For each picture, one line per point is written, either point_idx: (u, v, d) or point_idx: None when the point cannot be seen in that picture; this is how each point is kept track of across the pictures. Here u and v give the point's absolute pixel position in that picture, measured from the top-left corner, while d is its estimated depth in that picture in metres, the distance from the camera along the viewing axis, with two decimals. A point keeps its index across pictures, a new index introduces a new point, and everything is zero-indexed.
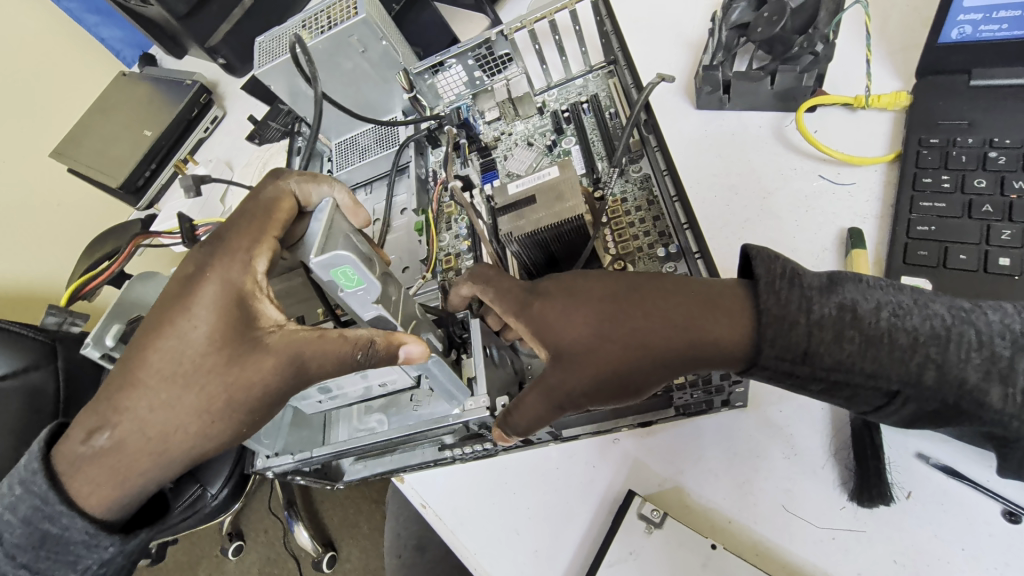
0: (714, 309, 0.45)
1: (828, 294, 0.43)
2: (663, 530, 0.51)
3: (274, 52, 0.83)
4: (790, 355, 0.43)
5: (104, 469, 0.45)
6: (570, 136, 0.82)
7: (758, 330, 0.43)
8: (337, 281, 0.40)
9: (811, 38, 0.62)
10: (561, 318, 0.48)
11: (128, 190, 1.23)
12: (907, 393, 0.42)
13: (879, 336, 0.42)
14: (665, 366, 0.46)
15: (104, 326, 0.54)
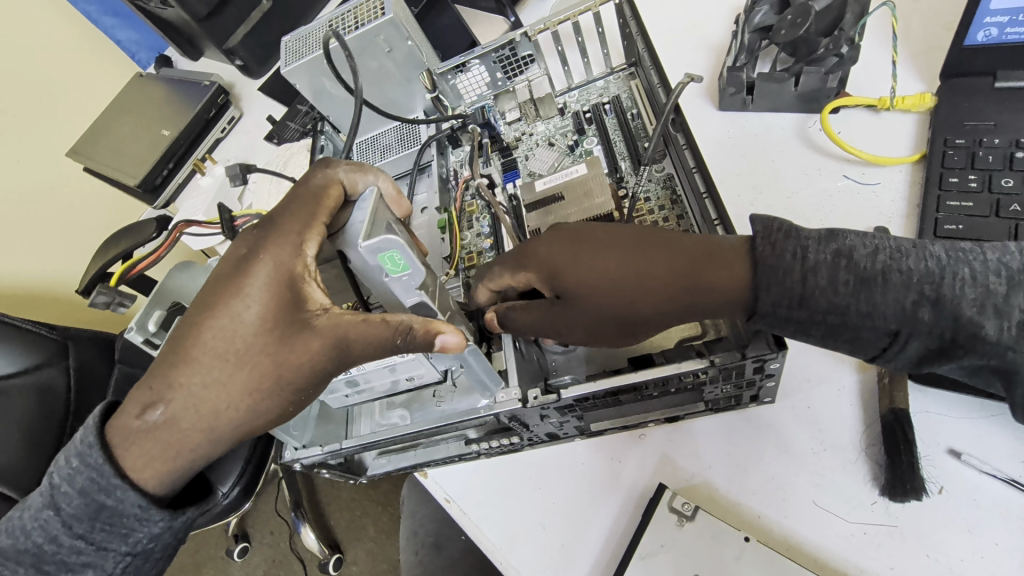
0: (716, 261, 0.44)
1: (826, 242, 0.42)
2: (695, 523, 0.51)
3: (301, 50, 0.84)
4: (788, 301, 0.42)
5: (159, 443, 0.46)
6: (592, 137, 0.83)
7: (758, 270, 0.43)
8: (383, 266, 0.42)
9: (836, 39, 0.64)
10: (572, 263, 0.47)
11: (145, 188, 1.24)
12: (908, 331, 0.41)
13: (872, 276, 0.40)
14: (668, 309, 0.46)
15: (147, 311, 0.57)
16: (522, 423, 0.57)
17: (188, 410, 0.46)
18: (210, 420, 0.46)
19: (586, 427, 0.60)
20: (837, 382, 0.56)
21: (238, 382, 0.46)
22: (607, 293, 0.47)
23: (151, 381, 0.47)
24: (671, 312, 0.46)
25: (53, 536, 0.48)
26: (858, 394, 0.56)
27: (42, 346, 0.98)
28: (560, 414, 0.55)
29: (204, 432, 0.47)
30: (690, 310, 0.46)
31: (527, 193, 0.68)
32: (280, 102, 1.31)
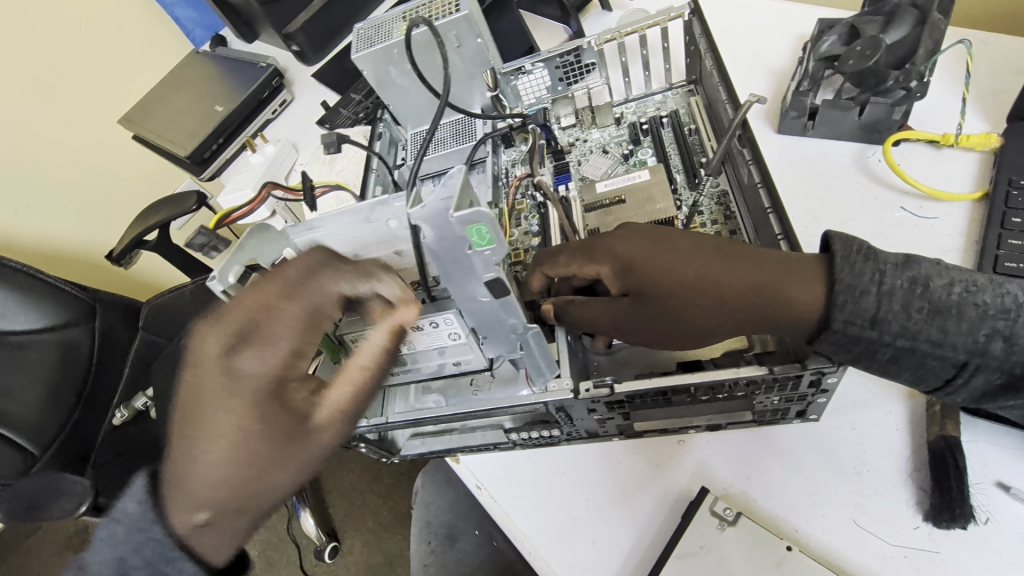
0: (793, 276, 0.43)
1: (903, 268, 0.41)
2: (737, 528, 0.51)
3: (374, 38, 0.86)
4: (860, 320, 0.41)
5: (208, 542, 0.38)
6: (647, 148, 0.84)
7: (836, 289, 0.42)
8: (470, 237, 0.46)
9: (907, 73, 0.65)
10: (646, 261, 0.47)
11: (194, 159, 1.28)
12: (976, 363, 0.40)
13: (946, 307, 0.40)
14: (740, 320, 0.45)
15: (230, 261, 0.54)
16: (568, 414, 0.58)
17: (218, 502, 0.37)
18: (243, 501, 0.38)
19: (629, 426, 0.61)
20: (883, 407, 0.57)
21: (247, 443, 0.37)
22: (678, 300, 0.46)
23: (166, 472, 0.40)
24: (738, 326, 0.46)
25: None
26: (905, 419, 0.56)
27: (68, 306, 1.18)
28: (607, 408, 0.56)
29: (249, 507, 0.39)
30: (757, 327, 0.45)
31: (589, 193, 0.77)
32: (332, 89, 1.34)
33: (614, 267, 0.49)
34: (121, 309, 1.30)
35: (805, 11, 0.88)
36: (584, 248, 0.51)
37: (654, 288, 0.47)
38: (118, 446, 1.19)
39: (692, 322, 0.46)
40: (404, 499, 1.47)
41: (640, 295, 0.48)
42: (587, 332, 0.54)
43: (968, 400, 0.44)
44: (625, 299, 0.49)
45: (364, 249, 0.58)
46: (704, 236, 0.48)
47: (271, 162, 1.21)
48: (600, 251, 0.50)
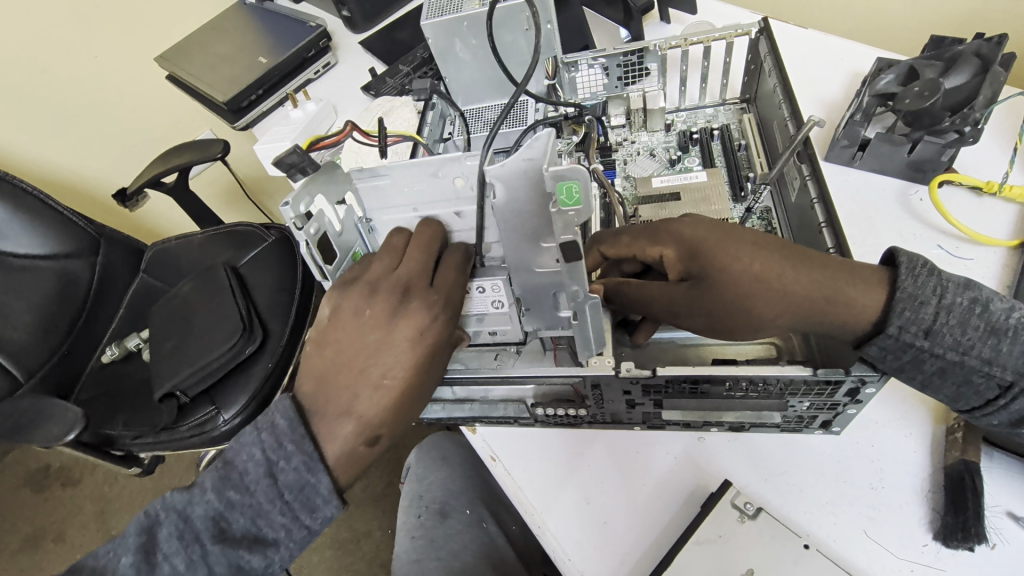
0: (853, 279, 0.46)
1: (964, 288, 0.43)
2: (756, 522, 0.52)
3: (446, 8, 0.87)
4: (915, 329, 0.43)
5: (355, 450, 0.55)
6: (694, 156, 0.86)
7: (896, 297, 0.44)
8: (558, 194, 0.47)
9: (964, 117, 0.67)
10: (716, 249, 0.49)
11: (231, 106, 1.29)
12: (1021, 387, 0.42)
13: (1003, 329, 0.42)
14: (797, 315, 0.47)
15: (304, 190, 0.53)
16: (602, 394, 0.59)
17: (371, 422, 0.54)
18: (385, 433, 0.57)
19: (657, 416, 0.61)
20: (906, 430, 0.58)
21: (411, 397, 0.55)
22: (742, 289, 0.48)
23: (322, 402, 0.55)
24: (793, 320, 0.47)
25: (244, 487, 0.52)
26: (925, 442, 0.57)
27: (78, 238, 1.26)
28: (641, 393, 0.57)
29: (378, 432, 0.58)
30: (811, 326, 0.47)
31: (643, 187, 0.79)
32: (375, 58, 1.36)
33: (678, 251, 0.51)
34: (124, 250, 1.36)
35: (855, 51, 0.92)
36: (653, 233, 0.53)
37: (719, 274, 0.48)
38: (107, 380, 1.26)
39: (750, 312, 0.48)
40: (381, 478, 1.43)
41: (700, 280, 0.49)
42: (638, 313, 0.56)
43: (1004, 423, 0.45)
44: (684, 283, 0.51)
45: (426, 205, 0.59)
46: (767, 236, 0.50)
47: (313, 118, 1.21)
48: (669, 234, 0.52)
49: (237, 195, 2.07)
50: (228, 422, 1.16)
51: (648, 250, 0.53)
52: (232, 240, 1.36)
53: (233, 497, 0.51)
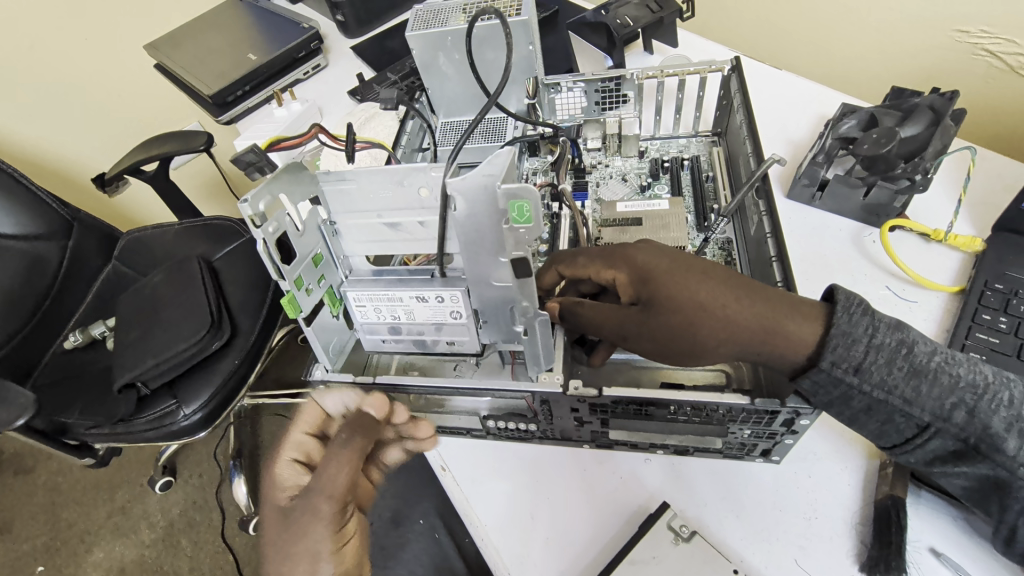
0: (794, 312, 0.47)
1: (893, 329, 0.46)
2: (690, 544, 0.53)
3: (433, 21, 0.89)
4: (844, 364, 0.45)
5: None
6: (664, 185, 0.88)
7: (831, 333, 0.46)
8: (510, 211, 0.50)
9: (916, 165, 0.71)
10: (666, 277, 0.50)
11: (216, 100, 1.29)
12: (937, 427, 0.44)
13: (924, 370, 0.44)
14: (738, 345, 0.49)
15: (265, 189, 0.54)
16: (550, 411, 0.60)
17: None
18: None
19: (605, 435, 0.63)
20: (842, 463, 0.60)
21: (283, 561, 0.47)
22: (688, 316, 0.49)
23: None
24: (733, 349, 0.49)
25: None
26: (859, 477, 0.59)
27: (49, 220, 1.26)
28: (589, 411, 0.59)
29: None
30: (750, 357, 0.49)
31: (609, 211, 0.81)
32: (365, 64, 1.37)
33: (630, 275, 0.53)
34: (98, 236, 1.37)
35: (822, 95, 0.96)
36: (608, 257, 0.54)
37: (667, 300, 0.50)
38: (68, 366, 1.26)
39: (693, 340, 0.50)
40: None
41: (650, 305, 0.51)
42: (591, 334, 0.57)
43: (920, 462, 0.47)
44: (635, 308, 0.53)
45: (389, 211, 0.60)
46: (718, 266, 0.52)
47: (296, 119, 1.22)
48: (622, 259, 0.53)
49: (220, 189, 2.06)
50: (189, 417, 1.17)
51: (603, 272, 0.55)
52: (209, 234, 1.38)
53: None
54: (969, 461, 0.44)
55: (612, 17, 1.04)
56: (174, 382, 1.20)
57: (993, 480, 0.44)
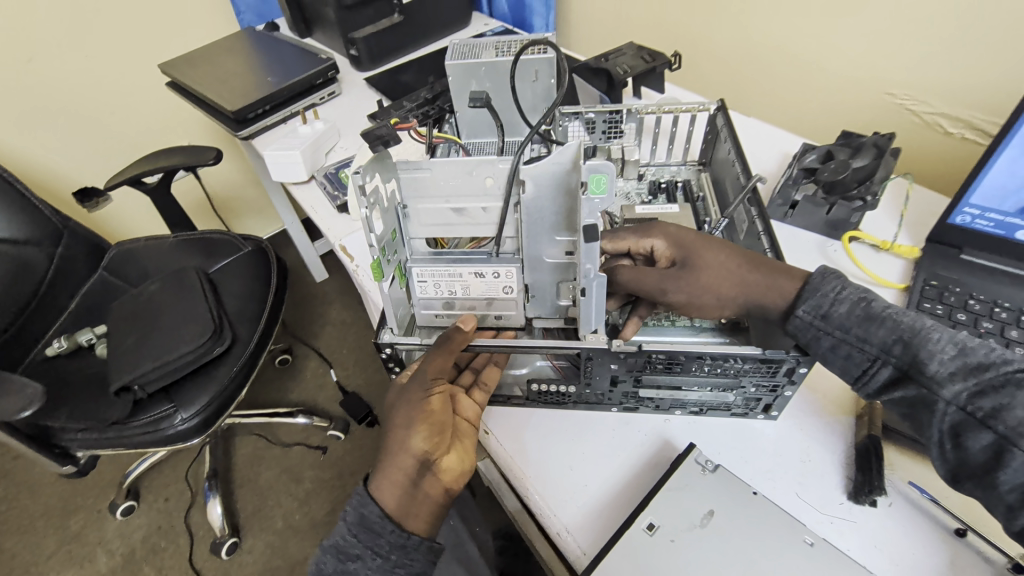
0: (786, 272, 0.65)
1: (858, 290, 0.61)
2: (715, 474, 0.64)
3: (467, 54, 1.03)
4: (815, 312, 0.60)
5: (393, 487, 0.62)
6: (662, 202, 1.02)
7: (809, 284, 0.63)
8: (590, 183, 0.57)
9: (866, 188, 0.89)
10: (700, 243, 0.69)
11: (238, 116, 1.38)
12: (883, 358, 0.57)
13: (874, 316, 0.58)
14: (744, 293, 0.65)
15: (368, 166, 0.62)
16: (592, 370, 0.69)
17: None
18: (390, 462, 0.62)
19: (634, 396, 0.73)
20: (828, 417, 0.73)
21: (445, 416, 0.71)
22: (711, 270, 0.66)
23: None
24: (739, 299, 0.66)
25: (337, 547, 0.60)
26: (843, 427, 0.72)
27: (44, 229, 1.47)
28: (625, 374, 0.69)
29: (405, 469, 0.62)
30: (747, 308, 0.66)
31: (628, 213, 0.92)
32: (380, 94, 1.51)
33: (668, 242, 0.70)
34: (86, 247, 1.58)
35: (783, 137, 1.16)
36: (646, 231, 0.72)
37: (698, 259, 0.67)
38: (52, 370, 1.39)
39: (708, 290, 0.66)
40: None
41: (683, 262, 0.68)
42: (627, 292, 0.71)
43: (874, 394, 0.59)
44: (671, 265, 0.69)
45: (457, 197, 0.70)
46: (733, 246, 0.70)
47: (318, 137, 1.28)
48: (658, 232, 0.71)
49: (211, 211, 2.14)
50: (184, 422, 1.30)
51: (641, 243, 0.73)
52: (203, 248, 1.63)
53: (340, 550, 0.59)
54: (906, 386, 0.55)
55: (613, 64, 1.23)
56: (168, 387, 1.34)
57: (924, 404, 0.54)
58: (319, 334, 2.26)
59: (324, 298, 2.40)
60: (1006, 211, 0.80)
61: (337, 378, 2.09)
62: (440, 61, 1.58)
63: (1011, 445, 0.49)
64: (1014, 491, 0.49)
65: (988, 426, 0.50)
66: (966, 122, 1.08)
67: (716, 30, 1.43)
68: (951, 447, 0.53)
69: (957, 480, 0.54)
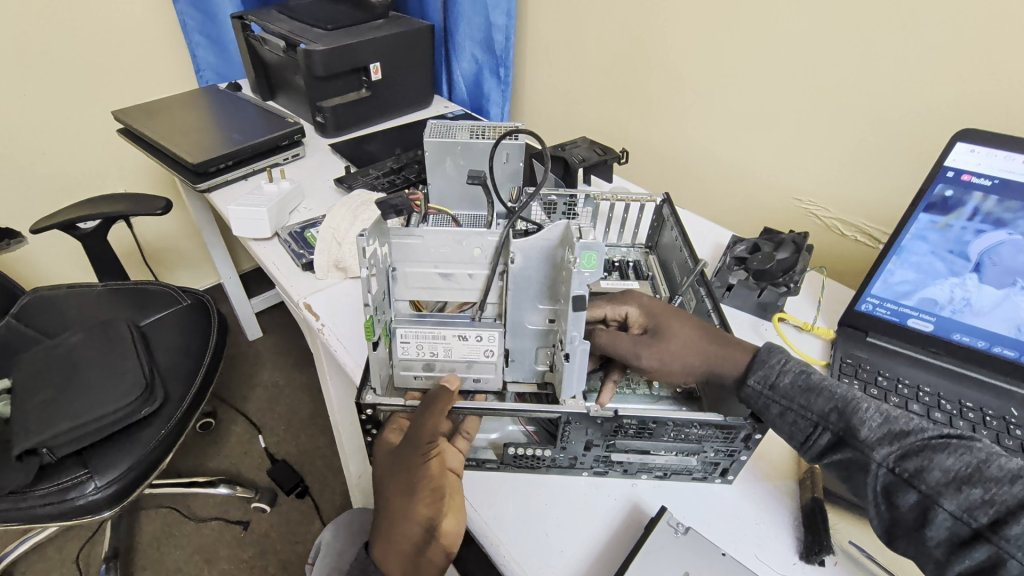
0: (739, 346, 0.74)
1: (799, 363, 0.70)
2: (686, 535, 0.68)
3: (444, 133, 1.11)
4: (763, 382, 0.69)
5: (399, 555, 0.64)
6: (614, 278, 1.13)
7: (758, 356, 0.71)
8: (582, 259, 0.63)
9: (789, 278, 1.03)
10: (669, 316, 0.79)
11: (197, 167, 1.37)
12: (822, 424, 0.64)
13: (812, 386, 0.66)
14: (703, 362, 0.74)
15: (370, 232, 0.66)
16: (568, 433, 0.73)
17: None
18: (396, 532, 0.64)
19: (605, 460, 0.77)
20: (776, 482, 0.80)
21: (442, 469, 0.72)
22: (677, 338, 0.76)
23: None
24: (701, 366, 0.74)
25: None
26: (790, 491, 0.79)
27: None
28: (599, 439, 0.74)
29: (411, 539, 0.64)
30: (702, 376, 0.74)
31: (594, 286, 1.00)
32: (345, 160, 1.56)
33: (642, 312, 0.81)
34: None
35: (714, 229, 1.33)
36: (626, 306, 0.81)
37: (666, 328, 0.77)
38: None
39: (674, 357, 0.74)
40: None
41: (653, 330, 0.78)
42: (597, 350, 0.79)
43: (815, 457, 0.66)
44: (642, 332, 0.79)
45: (446, 263, 0.75)
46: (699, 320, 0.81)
47: (284, 197, 1.29)
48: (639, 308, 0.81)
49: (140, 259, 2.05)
50: (97, 491, 1.17)
51: (617, 310, 0.82)
52: (137, 300, 1.55)
53: None
54: (844, 451, 0.63)
55: (569, 154, 1.36)
56: (84, 451, 1.21)
57: (859, 467, 0.61)
58: (247, 397, 2.13)
59: (257, 358, 2.28)
60: (897, 308, 0.97)
61: (266, 445, 1.96)
62: (405, 135, 1.67)
63: (934, 503, 0.56)
64: (941, 545, 0.56)
65: (913, 486, 0.58)
66: (856, 227, 1.29)
67: (650, 134, 1.64)
68: (885, 506, 0.61)
69: (892, 537, 0.61)
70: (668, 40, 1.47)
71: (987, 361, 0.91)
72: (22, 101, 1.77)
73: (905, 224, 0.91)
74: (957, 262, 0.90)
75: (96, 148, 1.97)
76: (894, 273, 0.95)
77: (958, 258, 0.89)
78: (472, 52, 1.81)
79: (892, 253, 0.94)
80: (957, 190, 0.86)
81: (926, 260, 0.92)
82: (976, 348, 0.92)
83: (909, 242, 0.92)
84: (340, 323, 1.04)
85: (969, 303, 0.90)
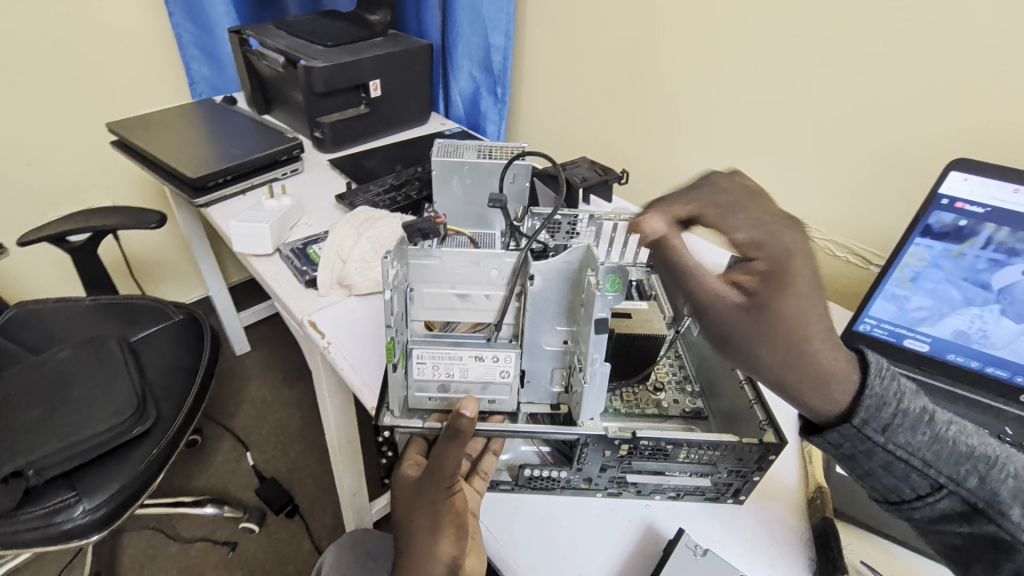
0: (830, 379, 0.53)
1: (917, 399, 0.55)
2: (705, 557, 0.68)
3: (451, 153, 1.13)
4: (876, 425, 0.54)
5: None
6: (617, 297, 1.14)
7: (853, 403, 0.54)
8: (606, 282, 0.65)
9: None
10: (808, 296, 0.49)
11: (195, 181, 1.35)
12: (949, 487, 0.53)
13: (941, 438, 0.54)
14: (780, 380, 0.52)
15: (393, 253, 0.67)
16: (584, 455, 0.73)
17: None
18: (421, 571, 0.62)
19: (619, 481, 0.77)
20: (785, 502, 0.81)
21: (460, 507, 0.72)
22: (792, 331, 0.49)
23: None
24: (776, 378, 0.53)
25: None
26: (800, 511, 0.80)
27: None
28: (615, 460, 0.74)
29: None
30: (773, 388, 0.53)
31: None
32: (345, 176, 1.55)
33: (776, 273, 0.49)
34: None
35: None
36: (717, 184, 0.56)
37: (787, 313, 0.49)
38: None
39: (760, 340, 0.50)
40: None
41: (769, 301, 0.50)
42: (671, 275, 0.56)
43: (926, 518, 0.56)
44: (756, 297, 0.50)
45: (463, 284, 0.75)
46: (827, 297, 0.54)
47: (285, 213, 1.28)
48: (744, 192, 0.55)
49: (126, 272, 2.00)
50: (84, 515, 1.13)
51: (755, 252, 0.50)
52: (126, 315, 1.51)
53: None
54: (973, 522, 0.53)
55: (569, 174, 1.38)
56: (70, 473, 1.17)
57: (992, 542, 0.52)
58: (234, 413, 2.08)
59: (244, 373, 2.23)
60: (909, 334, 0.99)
61: (253, 463, 1.91)
62: (403, 152, 1.68)
63: None
64: None
65: None
66: (847, 248, 1.32)
67: (645, 154, 1.67)
68: None
69: None
70: (664, 65, 1.50)
71: (982, 382, 0.94)
72: (9, 111, 1.74)
73: (904, 248, 0.94)
74: (972, 290, 0.91)
75: (84, 159, 1.93)
76: (909, 299, 0.97)
77: (974, 284, 0.91)
78: (469, 71, 1.83)
79: (907, 279, 0.96)
80: (973, 220, 0.88)
81: (940, 287, 0.94)
82: (970, 368, 0.95)
83: (924, 269, 0.94)
84: (345, 341, 1.03)
85: (986, 334, 0.92)
